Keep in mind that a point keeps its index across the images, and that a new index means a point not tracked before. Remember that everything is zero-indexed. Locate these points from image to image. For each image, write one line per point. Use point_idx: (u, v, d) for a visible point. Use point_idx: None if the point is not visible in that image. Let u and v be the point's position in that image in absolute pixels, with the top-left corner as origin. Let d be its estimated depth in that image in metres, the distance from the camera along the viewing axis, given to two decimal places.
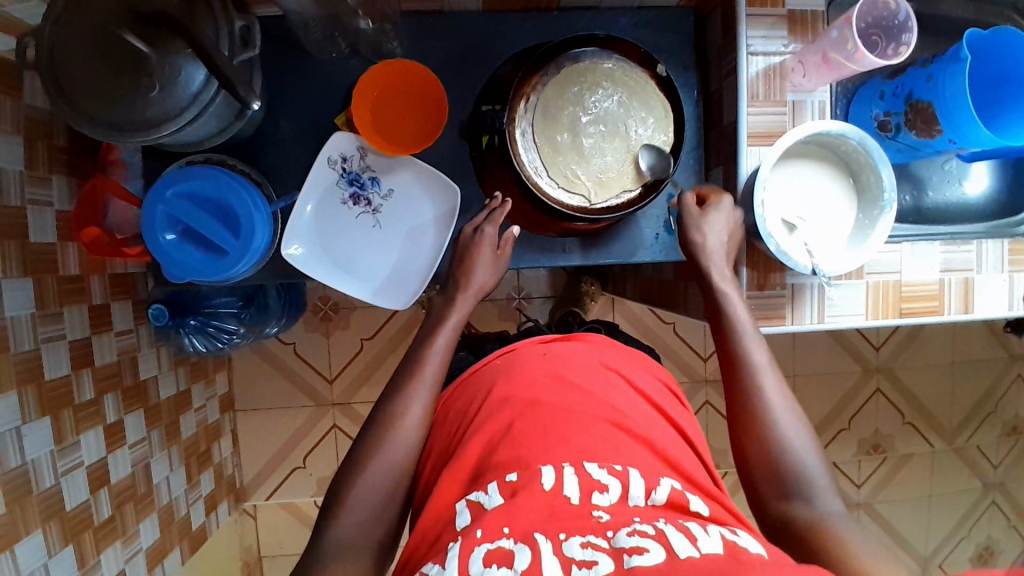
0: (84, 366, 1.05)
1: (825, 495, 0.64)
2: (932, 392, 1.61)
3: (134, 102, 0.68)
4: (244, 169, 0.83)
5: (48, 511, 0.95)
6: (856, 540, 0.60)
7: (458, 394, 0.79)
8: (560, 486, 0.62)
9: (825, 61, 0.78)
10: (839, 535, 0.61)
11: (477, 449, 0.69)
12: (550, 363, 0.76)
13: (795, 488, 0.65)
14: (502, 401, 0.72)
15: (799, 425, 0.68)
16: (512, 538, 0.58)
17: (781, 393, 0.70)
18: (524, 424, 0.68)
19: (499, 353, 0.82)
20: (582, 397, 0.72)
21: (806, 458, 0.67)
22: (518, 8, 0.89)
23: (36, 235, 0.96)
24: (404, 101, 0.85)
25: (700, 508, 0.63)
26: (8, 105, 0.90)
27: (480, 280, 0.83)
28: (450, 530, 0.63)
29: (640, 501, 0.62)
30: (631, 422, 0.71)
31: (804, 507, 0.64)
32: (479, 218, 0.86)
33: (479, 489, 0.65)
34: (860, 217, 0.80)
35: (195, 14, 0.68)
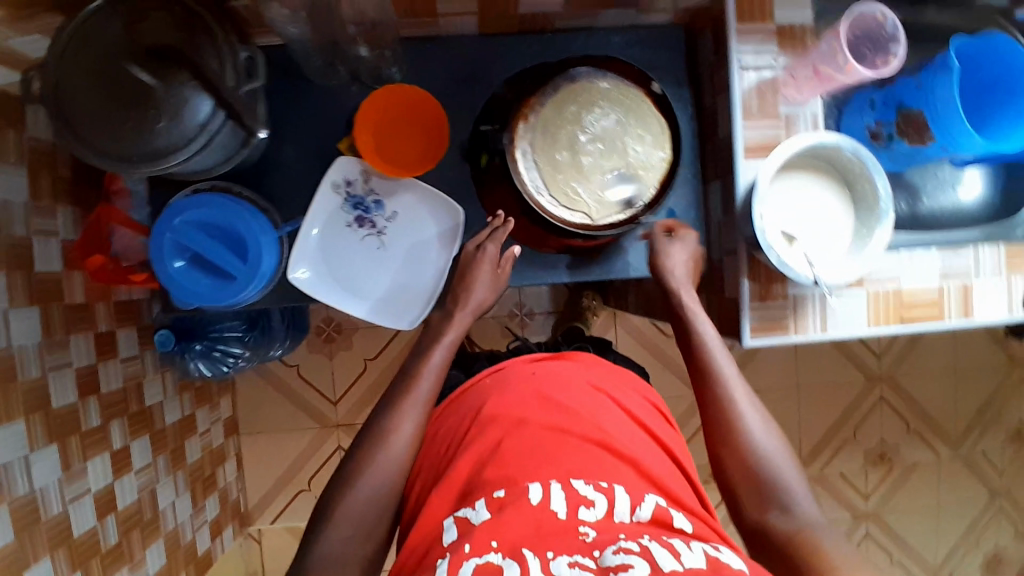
0: (90, 393, 1.05)
1: (803, 503, 0.69)
2: (934, 398, 1.62)
3: (144, 134, 0.69)
4: (250, 195, 0.85)
5: (55, 539, 0.94)
6: (834, 546, 0.64)
7: (447, 414, 0.82)
8: (548, 502, 0.65)
9: (816, 74, 0.81)
10: (818, 541, 0.65)
11: (467, 466, 0.71)
12: (538, 381, 0.79)
13: (773, 497, 0.70)
14: (490, 419, 0.74)
15: (771, 431, 0.75)
16: (500, 552, 0.60)
17: (754, 408, 0.76)
18: (512, 442, 0.71)
19: (489, 371, 0.84)
20: (572, 419, 0.74)
21: (784, 471, 0.72)
22: (514, 31, 0.90)
23: (42, 264, 0.97)
24: (405, 125, 0.86)
25: (683, 524, 0.67)
26: (12, 137, 0.92)
27: (478, 298, 0.84)
28: (438, 545, 0.65)
29: (624, 517, 0.66)
30: (617, 442, 0.73)
31: (783, 516, 0.69)
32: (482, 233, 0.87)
33: (467, 506, 0.67)
34: (857, 225, 0.81)
35: (199, 44, 0.69)
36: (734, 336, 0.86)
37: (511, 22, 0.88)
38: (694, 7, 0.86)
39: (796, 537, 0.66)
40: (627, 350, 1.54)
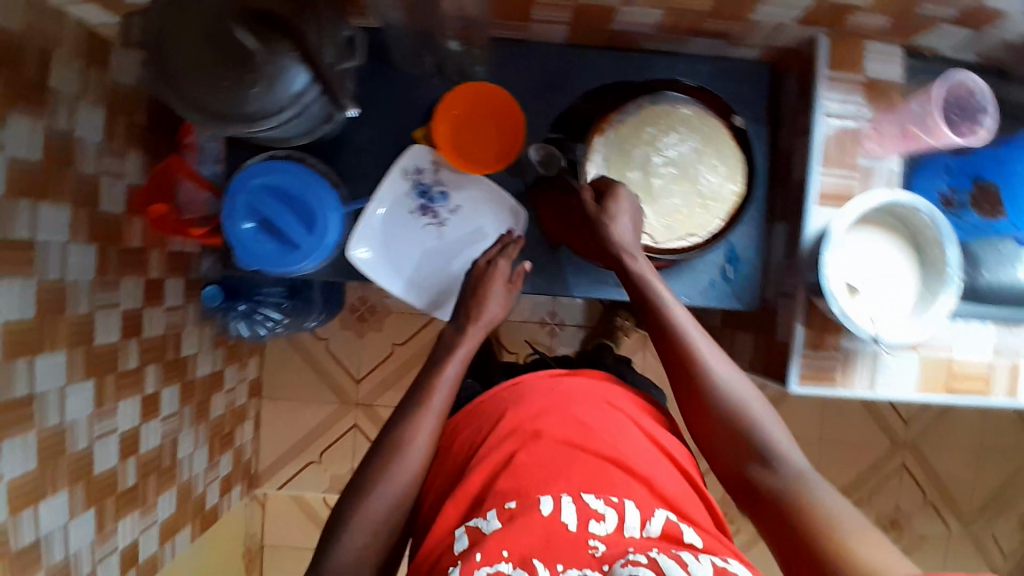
0: (132, 336, 1.07)
1: (784, 453, 0.67)
2: (955, 474, 1.59)
3: (237, 94, 0.69)
4: (323, 169, 0.87)
5: (76, 472, 0.96)
6: (827, 498, 0.62)
7: (465, 422, 0.83)
8: (559, 514, 0.66)
9: (905, 133, 0.82)
10: (808, 493, 0.63)
11: (482, 477, 0.72)
12: (557, 396, 0.80)
13: (754, 452, 0.68)
14: (509, 431, 0.76)
15: (744, 390, 0.72)
16: (511, 562, 0.62)
17: (721, 362, 0.73)
18: (526, 454, 0.72)
19: (506, 384, 0.84)
20: (587, 435, 0.75)
21: (761, 423, 0.70)
22: (600, 46, 0.91)
23: (106, 204, 0.99)
24: (482, 122, 0.87)
25: (694, 538, 0.68)
26: (95, 78, 0.96)
27: (491, 313, 0.83)
28: (449, 553, 0.67)
29: (634, 532, 0.67)
30: (630, 458, 0.74)
31: (765, 470, 0.67)
32: (492, 250, 0.89)
33: (478, 516, 0.68)
34: (922, 287, 0.81)
35: (304, 17, 0.69)
36: (780, 379, 0.87)
37: (601, 36, 0.88)
38: (784, 48, 0.86)
39: (784, 491, 0.64)
40: (653, 375, 1.54)
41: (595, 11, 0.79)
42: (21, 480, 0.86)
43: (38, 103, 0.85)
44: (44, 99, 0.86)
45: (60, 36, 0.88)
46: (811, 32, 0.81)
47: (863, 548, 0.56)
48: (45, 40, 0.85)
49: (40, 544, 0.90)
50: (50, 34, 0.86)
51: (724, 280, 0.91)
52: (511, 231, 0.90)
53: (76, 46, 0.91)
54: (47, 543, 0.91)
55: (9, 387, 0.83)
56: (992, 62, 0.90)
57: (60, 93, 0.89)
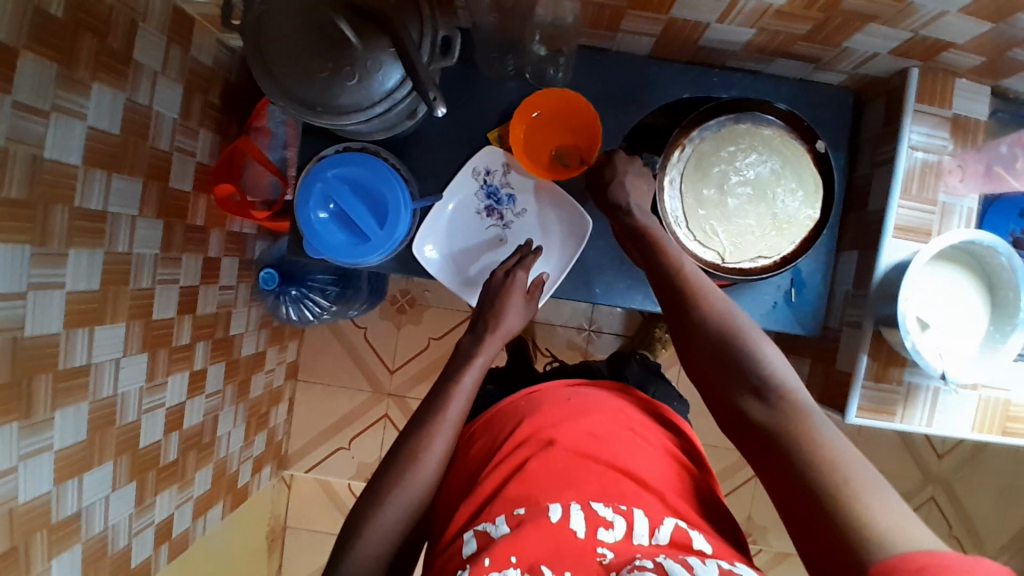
0: (187, 312, 1.09)
1: (781, 386, 0.64)
2: (984, 512, 1.57)
3: (332, 87, 0.71)
4: (395, 163, 0.87)
5: (123, 444, 0.98)
6: (827, 438, 0.59)
7: (482, 431, 0.85)
8: (567, 521, 0.66)
9: (987, 172, 0.83)
10: (807, 429, 0.60)
11: (495, 481, 0.74)
12: (571, 406, 0.82)
13: (749, 387, 0.65)
14: (523, 438, 0.78)
15: (748, 326, 0.70)
16: (519, 568, 0.61)
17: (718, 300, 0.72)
18: (537, 463, 0.73)
19: (522, 394, 0.87)
20: (599, 445, 0.76)
21: (758, 353, 0.67)
22: (683, 59, 0.91)
23: (176, 180, 1.01)
24: (559, 127, 0.88)
25: (703, 545, 0.66)
26: (177, 55, 0.97)
27: (509, 326, 0.84)
28: (456, 558, 0.67)
29: (643, 540, 0.66)
30: (637, 468, 0.74)
31: (760, 406, 0.64)
32: (508, 261, 0.89)
33: (487, 520, 0.68)
34: (991, 328, 0.80)
35: (403, 10, 0.70)
36: (839, 410, 0.87)
37: (685, 50, 0.88)
38: (871, 75, 0.86)
39: (780, 428, 0.62)
40: (688, 390, 1.53)
41: (685, 26, 0.80)
42: (69, 451, 0.87)
43: (123, 76, 0.86)
44: (128, 72, 0.87)
45: (147, 10, 0.89)
46: (902, 63, 0.81)
47: (853, 495, 0.54)
48: (133, 13, 0.86)
49: (80, 516, 0.91)
50: (138, 7, 0.87)
51: (787, 304, 0.91)
52: (528, 242, 0.90)
53: (161, 21, 0.92)
54: (88, 514, 0.93)
55: (69, 357, 0.85)
56: None
57: (143, 67, 0.90)
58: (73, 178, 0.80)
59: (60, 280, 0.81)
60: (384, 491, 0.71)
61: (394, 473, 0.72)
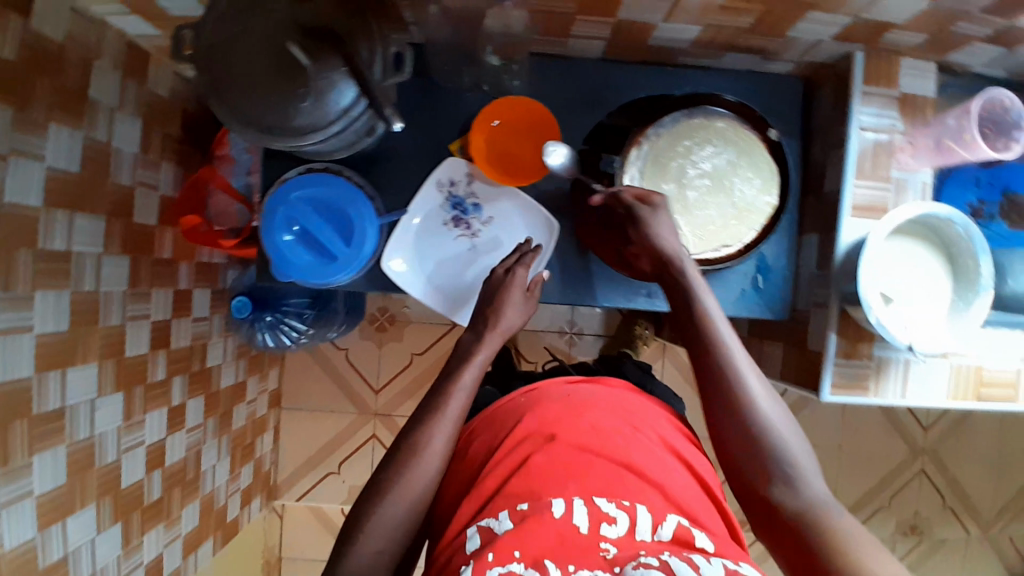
0: (160, 347, 1.08)
1: (807, 476, 0.68)
2: (975, 480, 1.59)
3: (286, 108, 0.71)
4: (359, 181, 0.87)
5: (105, 485, 0.96)
6: (845, 530, 0.63)
7: (481, 428, 0.84)
8: (570, 516, 0.66)
9: (938, 145, 0.82)
10: (829, 520, 0.64)
11: (496, 479, 0.73)
12: (571, 401, 0.81)
13: (777, 471, 0.68)
14: (524, 435, 0.77)
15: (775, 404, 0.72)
16: (522, 562, 0.61)
17: (755, 379, 0.73)
18: (540, 458, 0.73)
19: (523, 391, 0.87)
20: (601, 440, 0.76)
21: (788, 442, 0.70)
22: (635, 60, 0.92)
23: (140, 215, 1.00)
24: (519, 136, 0.87)
25: (705, 543, 0.67)
26: (132, 90, 0.97)
27: (510, 322, 0.83)
28: (461, 553, 0.67)
29: (646, 536, 0.67)
30: (643, 464, 0.74)
31: (788, 492, 0.67)
32: (509, 259, 0.88)
33: (490, 515, 0.69)
34: (954, 296, 0.81)
35: (356, 30, 0.71)
36: (813, 388, 0.87)
37: (637, 51, 0.89)
38: (818, 62, 0.88)
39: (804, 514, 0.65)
40: (673, 384, 1.54)
41: (634, 27, 0.82)
42: (50, 496, 0.85)
43: (79, 115, 0.86)
44: (84, 110, 0.87)
45: (100, 48, 0.88)
46: (846, 48, 0.83)
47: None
48: (85, 52, 0.86)
49: (67, 561, 0.90)
50: (91, 45, 0.87)
51: (755, 290, 0.92)
52: (528, 240, 0.90)
53: (115, 58, 0.92)
54: (74, 559, 0.91)
55: (42, 402, 0.83)
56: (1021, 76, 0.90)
57: (98, 104, 0.90)
58: (33, 220, 0.79)
59: (28, 323, 0.79)
60: (369, 509, 0.70)
61: (379, 490, 0.71)
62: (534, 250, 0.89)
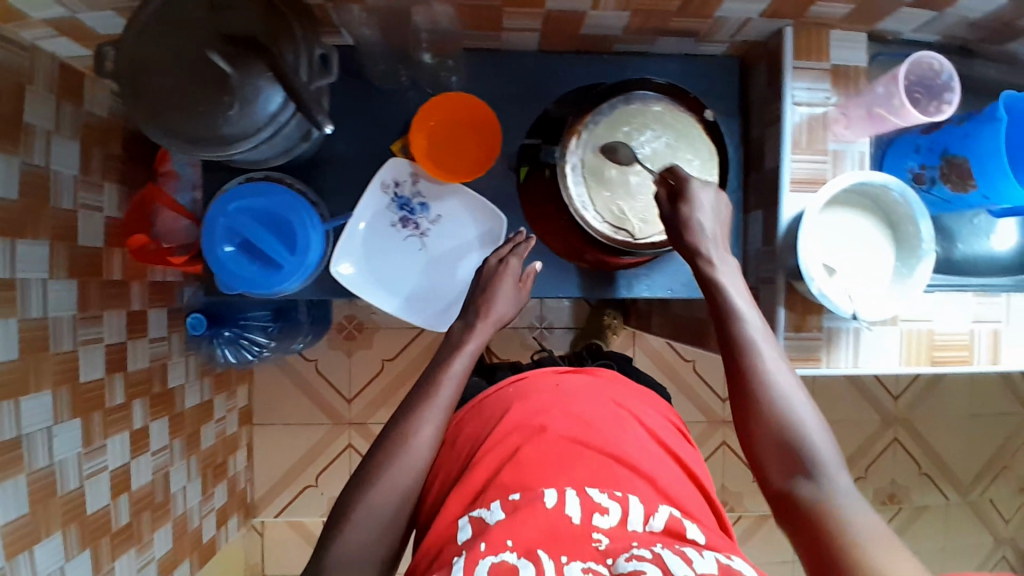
0: (117, 370, 1.06)
1: (830, 471, 0.67)
2: (948, 444, 1.62)
3: (214, 118, 0.70)
4: (301, 188, 0.87)
5: (69, 513, 0.94)
6: (862, 527, 0.62)
7: (466, 420, 0.83)
8: (562, 507, 0.66)
9: (869, 113, 0.82)
10: (848, 516, 0.63)
11: (486, 471, 0.73)
12: (557, 393, 0.81)
13: (801, 465, 0.68)
14: (514, 427, 0.77)
15: (802, 398, 0.72)
16: (515, 552, 0.61)
17: (784, 373, 0.73)
18: (531, 449, 0.73)
19: (510, 381, 0.85)
20: (588, 431, 0.76)
21: (813, 437, 0.70)
22: (571, 50, 0.93)
23: (84, 238, 0.98)
24: (459, 132, 0.87)
25: (696, 536, 0.67)
26: (69, 112, 0.95)
27: (501, 311, 0.84)
28: (452, 545, 0.67)
29: (638, 527, 0.67)
30: (634, 458, 0.74)
31: (809, 486, 0.67)
32: (501, 246, 0.88)
33: (482, 506, 0.68)
34: (898, 263, 0.82)
35: (278, 37, 0.69)
36: None
37: (572, 40, 0.89)
38: (751, 40, 0.89)
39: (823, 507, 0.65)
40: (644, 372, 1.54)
41: (564, 18, 0.82)
42: (12, 525, 0.84)
43: (13, 140, 0.84)
44: (19, 135, 0.85)
45: (32, 72, 0.88)
46: (775, 24, 0.84)
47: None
48: (17, 76, 0.85)
49: None
50: (21, 69, 0.85)
51: None
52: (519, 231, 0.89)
53: (49, 81, 0.90)
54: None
55: None
56: (953, 40, 0.92)
57: (34, 128, 0.88)
58: None
59: None
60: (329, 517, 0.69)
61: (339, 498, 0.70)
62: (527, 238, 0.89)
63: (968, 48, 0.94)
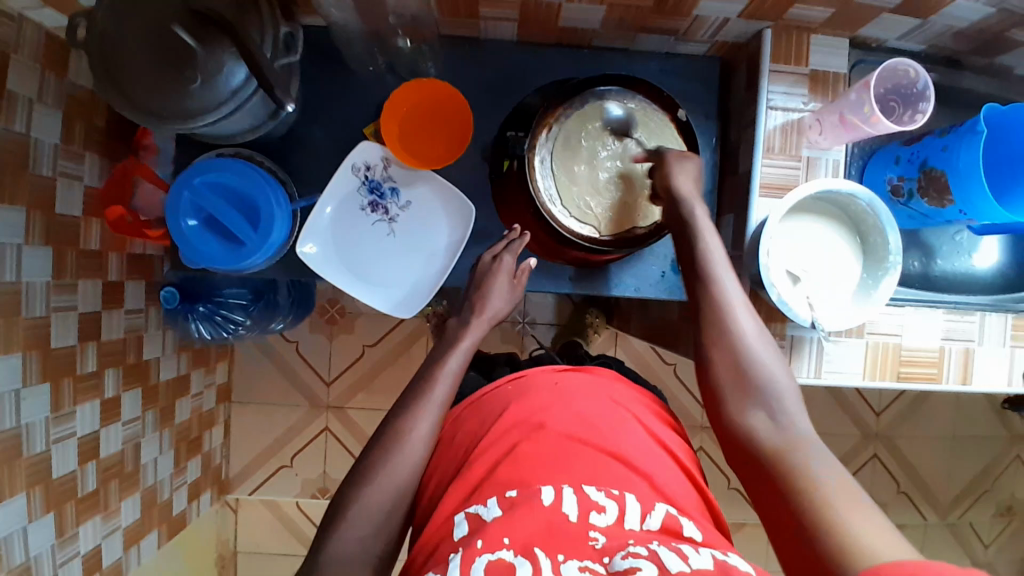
0: (90, 339, 1.05)
1: (790, 415, 0.68)
2: (930, 464, 1.60)
3: (175, 91, 0.70)
4: (270, 166, 0.87)
5: (34, 477, 0.94)
6: (818, 463, 0.62)
7: (464, 416, 0.82)
8: (560, 505, 0.65)
9: (841, 121, 0.79)
10: (804, 454, 0.64)
11: (485, 466, 0.71)
12: (558, 391, 0.79)
13: (763, 407, 0.69)
14: (513, 423, 0.75)
15: (766, 342, 0.73)
16: (512, 550, 0.60)
17: (749, 316, 0.74)
18: (530, 445, 0.71)
19: (509, 378, 0.84)
20: (589, 429, 0.74)
21: (775, 380, 0.70)
22: (551, 43, 0.92)
23: (62, 208, 0.97)
24: (431, 119, 0.87)
25: (693, 533, 0.66)
26: (52, 81, 0.92)
27: (494, 307, 0.85)
28: (448, 541, 0.65)
29: (635, 525, 0.65)
30: (631, 455, 0.73)
31: (766, 425, 0.68)
32: (497, 246, 0.89)
33: (478, 503, 0.67)
34: (864, 275, 0.81)
35: (245, 15, 0.70)
36: None
37: (551, 33, 0.89)
38: (732, 41, 0.88)
39: (779, 447, 0.66)
40: None
41: (541, 9, 0.81)
42: None
43: None
44: (0, 101, 0.84)
45: (18, 42, 0.85)
46: (756, 26, 0.83)
47: (832, 507, 0.57)
48: (2, 45, 0.83)
49: None
50: (7, 38, 0.83)
51: (675, 272, 0.95)
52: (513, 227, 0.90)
53: (34, 50, 0.88)
54: (5, 547, 0.90)
55: None
56: (939, 50, 0.91)
57: (17, 96, 0.86)
58: None
59: None
60: None
61: None
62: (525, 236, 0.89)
63: (955, 59, 0.93)
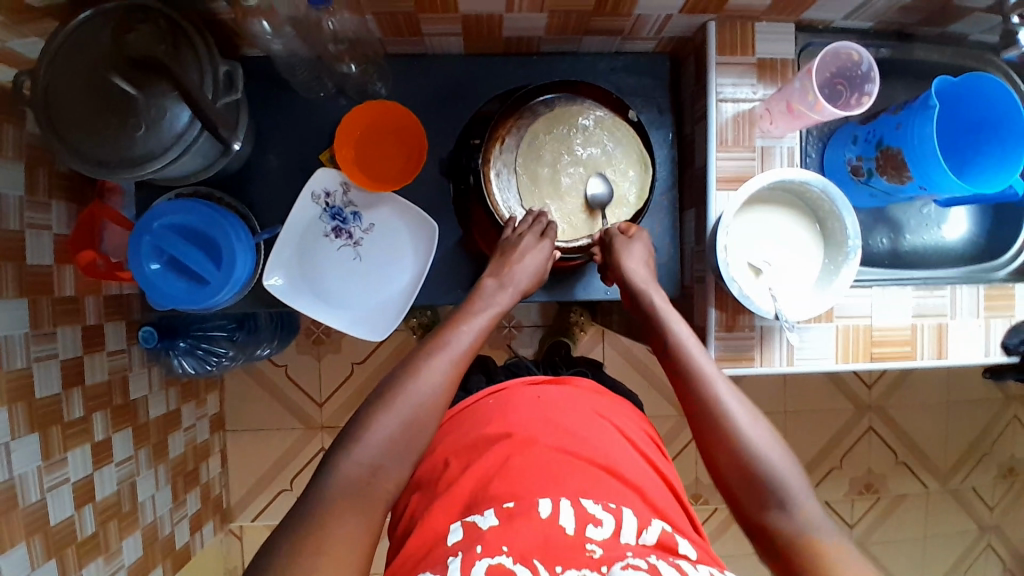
0: (75, 385, 1.04)
1: (800, 500, 0.66)
2: (926, 431, 1.60)
3: (122, 140, 0.71)
4: (230, 202, 0.89)
5: (33, 525, 0.94)
6: (842, 557, 0.61)
7: (447, 429, 0.80)
8: (556, 517, 0.65)
9: (790, 109, 0.80)
10: (826, 547, 0.63)
11: (472, 481, 0.71)
12: (543, 406, 0.79)
13: (774, 497, 0.66)
14: (498, 436, 0.74)
15: (761, 424, 0.70)
16: (511, 556, 0.61)
17: (739, 403, 0.71)
18: (519, 459, 0.71)
19: (490, 392, 0.83)
20: (579, 442, 0.74)
21: (777, 463, 0.68)
22: (499, 52, 0.93)
23: (33, 257, 0.95)
24: (385, 140, 0.88)
25: (688, 550, 0.66)
26: (11, 132, 0.89)
27: (521, 277, 0.80)
28: (442, 544, 0.66)
29: (630, 539, 0.65)
30: (623, 468, 0.73)
31: (784, 517, 0.65)
32: (520, 223, 0.84)
33: (475, 512, 0.67)
34: (826, 261, 0.82)
35: (180, 58, 0.72)
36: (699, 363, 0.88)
37: (495, 44, 0.89)
38: (676, 37, 0.88)
39: (801, 541, 0.63)
40: (612, 368, 1.53)
41: (483, 21, 0.82)
42: None
43: None
44: None
45: None
46: (699, 19, 0.83)
47: None
48: None
49: None
50: None
51: None
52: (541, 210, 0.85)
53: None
54: None
55: None
56: (887, 26, 0.90)
57: None
58: None
59: None
60: None
61: None
62: (549, 219, 0.85)
63: (905, 33, 0.92)
